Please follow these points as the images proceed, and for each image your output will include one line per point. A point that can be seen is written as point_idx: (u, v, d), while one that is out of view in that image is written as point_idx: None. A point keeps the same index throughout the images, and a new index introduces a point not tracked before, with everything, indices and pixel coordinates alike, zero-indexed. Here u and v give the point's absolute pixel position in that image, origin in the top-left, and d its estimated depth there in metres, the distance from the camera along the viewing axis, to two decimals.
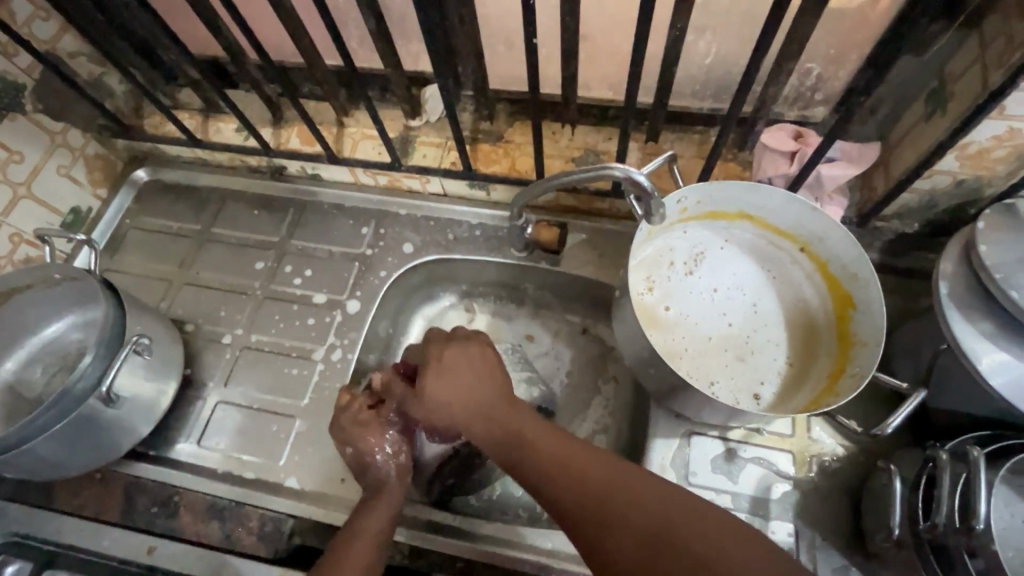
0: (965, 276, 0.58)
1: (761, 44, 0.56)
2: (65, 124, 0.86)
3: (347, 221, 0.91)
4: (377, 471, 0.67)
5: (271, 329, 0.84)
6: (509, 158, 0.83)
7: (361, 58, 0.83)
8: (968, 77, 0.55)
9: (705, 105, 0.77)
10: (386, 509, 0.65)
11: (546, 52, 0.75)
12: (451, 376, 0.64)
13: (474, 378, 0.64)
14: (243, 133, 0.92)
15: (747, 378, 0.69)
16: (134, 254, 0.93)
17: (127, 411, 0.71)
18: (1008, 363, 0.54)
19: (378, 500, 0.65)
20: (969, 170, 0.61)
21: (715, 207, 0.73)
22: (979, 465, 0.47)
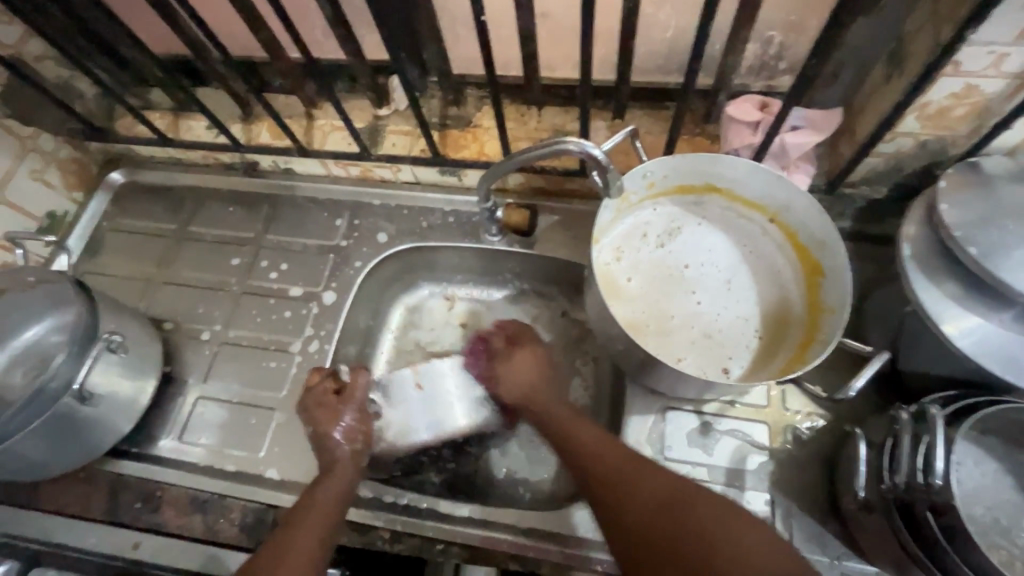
0: (928, 237, 0.57)
1: (712, 11, 0.55)
2: (35, 128, 0.86)
3: (321, 214, 0.91)
4: (332, 450, 0.69)
5: (249, 324, 0.84)
6: (478, 143, 0.83)
7: (325, 49, 0.82)
8: (923, 35, 0.55)
9: (670, 80, 0.76)
10: (336, 485, 0.66)
11: (508, 33, 0.74)
12: (519, 372, 0.74)
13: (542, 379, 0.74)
14: (213, 130, 0.92)
15: (719, 350, 0.70)
16: (112, 256, 0.93)
17: (105, 409, 0.72)
18: (971, 322, 0.54)
19: (331, 473, 0.67)
20: (931, 131, 0.60)
21: (683, 181, 0.72)
22: (939, 425, 0.48)
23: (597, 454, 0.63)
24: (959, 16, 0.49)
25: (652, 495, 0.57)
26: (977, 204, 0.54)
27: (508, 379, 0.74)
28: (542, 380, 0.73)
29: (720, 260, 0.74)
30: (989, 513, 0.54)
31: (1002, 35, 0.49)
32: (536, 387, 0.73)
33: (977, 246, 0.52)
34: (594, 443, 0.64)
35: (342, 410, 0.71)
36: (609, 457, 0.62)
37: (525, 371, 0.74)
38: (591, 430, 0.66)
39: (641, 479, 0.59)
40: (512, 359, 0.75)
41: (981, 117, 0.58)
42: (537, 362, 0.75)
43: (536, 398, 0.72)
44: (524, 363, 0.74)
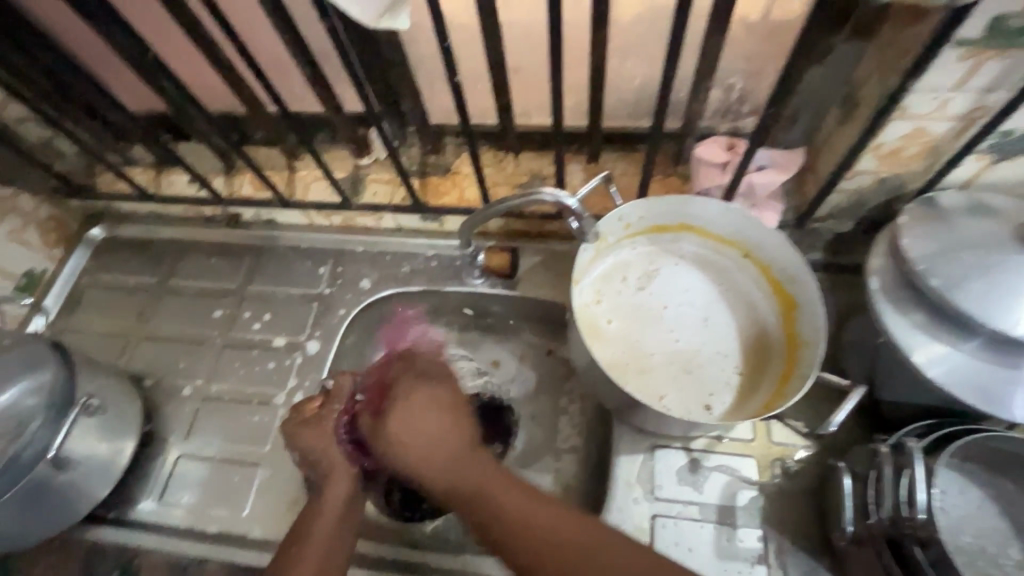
0: (893, 270, 0.60)
1: (674, 66, 0.58)
2: (14, 190, 0.87)
3: (304, 263, 0.91)
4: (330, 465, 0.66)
5: (231, 377, 0.83)
6: (457, 189, 0.85)
7: (306, 104, 0.84)
8: (872, 82, 0.58)
9: (640, 124, 0.79)
10: (333, 509, 0.63)
11: (483, 85, 0.77)
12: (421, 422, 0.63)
13: (447, 428, 0.63)
14: (195, 184, 0.93)
15: (702, 386, 0.70)
16: (91, 313, 0.92)
17: (82, 473, 0.70)
18: (940, 353, 0.56)
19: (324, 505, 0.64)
20: (888, 169, 0.63)
21: (658, 221, 0.75)
22: (916, 457, 0.49)
23: (494, 491, 0.57)
24: (902, 67, 0.53)
25: (554, 524, 0.54)
26: (936, 238, 0.57)
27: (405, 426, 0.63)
28: (453, 432, 0.62)
29: (698, 296, 0.76)
30: (975, 541, 0.54)
31: (943, 83, 0.53)
32: (429, 439, 0.61)
33: (938, 277, 0.54)
34: (478, 474, 0.59)
35: (331, 417, 0.68)
36: (517, 500, 0.56)
37: (415, 411, 0.64)
38: (486, 464, 0.60)
39: (537, 526, 0.54)
40: (415, 393, 0.66)
41: (933, 155, 0.61)
42: (419, 404, 0.64)
43: (439, 455, 0.60)
44: (419, 403, 0.64)
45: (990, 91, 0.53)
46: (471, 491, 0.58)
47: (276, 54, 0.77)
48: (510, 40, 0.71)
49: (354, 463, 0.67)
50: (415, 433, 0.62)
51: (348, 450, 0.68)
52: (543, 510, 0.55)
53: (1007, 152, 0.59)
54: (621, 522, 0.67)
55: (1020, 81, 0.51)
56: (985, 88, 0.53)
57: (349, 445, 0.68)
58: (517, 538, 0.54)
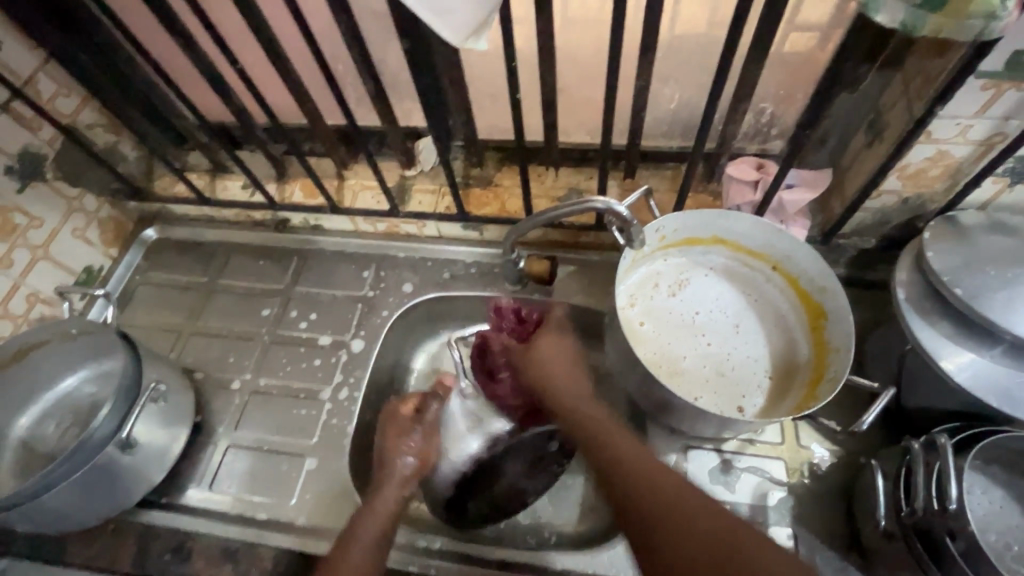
0: (918, 282, 0.64)
1: (716, 89, 0.64)
2: (81, 189, 0.92)
3: (349, 266, 0.96)
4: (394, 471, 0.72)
5: (279, 372, 0.87)
6: (499, 200, 0.90)
7: (360, 117, 0.90)
8: (898, 109, 0.64)
9: (675, 144, 0.84)
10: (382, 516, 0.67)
11: (529, 104, 0.82)
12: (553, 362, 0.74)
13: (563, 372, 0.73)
14: (248, 190, 0.98)
15: (734, 389, 0.74)
16: (144, 309, 0.97)
17: (142, 458, 0.73)
18: (966, 359, 0.60)
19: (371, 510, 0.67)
20: (912, 189, 0.68)
21: (691, 234, 0.79)
22: (948, 451, 0.52)
23: (638, 453, 0.60)
24: (928, 95, 0.58)
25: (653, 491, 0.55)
26: (958, 252, 0.61)
27: (535, 366, 0.75)
28: (575, 388, 0.72)
29: (729, 306, 0.80)
30: (1001, 539, 0.57)
31: (966, 109, 0.58)
32: (557, 375, 0.73)
33: (962, 287, 0.59)
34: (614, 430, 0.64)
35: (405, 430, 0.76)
36: (645, 461, 0.59)
37: (560, 353, 0.75)
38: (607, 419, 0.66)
39: (659, 482, 0.56)
40: (531, 350, 0.77)
41: (953, 177, 0.66)
42: (563, 351, 0.75)
43: (553, 386, 0.72)
44: (560, 351, 0.75)
45: (1008, 118, 0.58)
46: (611, 448, 0.61)
47: (339, 70, 0.83)
48: (559, 63, 0.76)
49: (405, 466, 0.73)
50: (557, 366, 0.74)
51: (406, 466, 0.73)
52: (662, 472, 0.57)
53: (1023, 175, 0.63)
54: None
55: None
56: (1004, 115, 0.58)
57: (411, 458, 0.74)
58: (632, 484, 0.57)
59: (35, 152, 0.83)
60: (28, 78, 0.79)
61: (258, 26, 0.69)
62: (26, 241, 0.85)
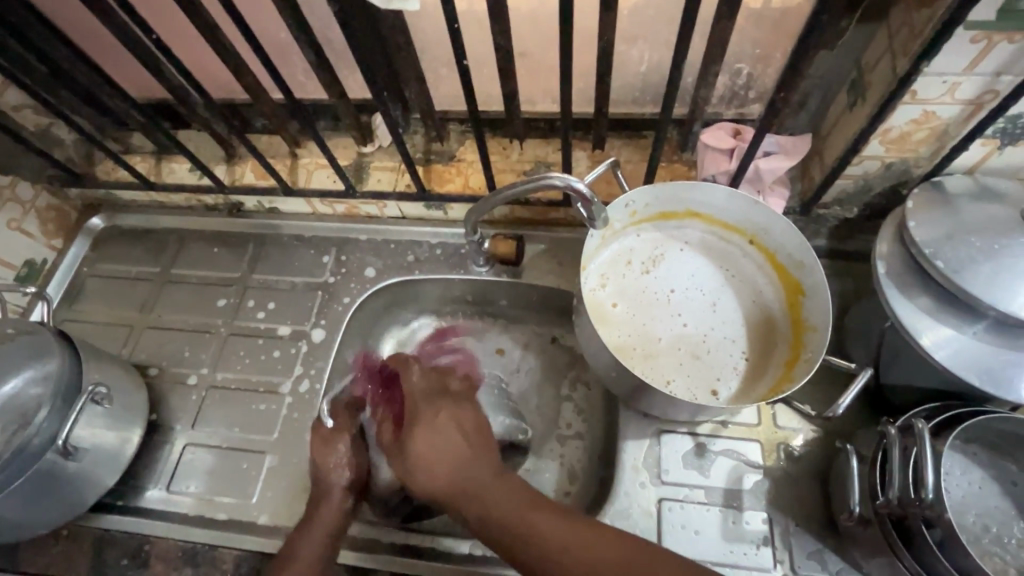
0: (899, 254, 0.60)
1: (683, 49, 0.58)
2: (13, 177, 0.86)
3: (308, 252, 0.91)
4: (329, 483, 0.69)
5: (237, 365, 0.83)
6: (462, 176, 0.84)
7: (309, 90, 0.83)
8: (881, 66, 0.58)
9: (647, 110, 0.79)
10: (323, 526, 0.66)
11: (488, 72, 0.76)
12: (433, 441, 0.60)
13: (464, 451, 0.60)
14: (196, 172, 0.92)
15: (708, 371, 0.71)
16: (94, 302, 0.92)
17: (90, 462, 0.70)
18: (947, 336, 0.56)
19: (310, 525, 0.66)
20: (895, 153, 0.64)
21: (663, 208, 0.75)
22: (924, 438, 0.49)
23: (505, 504, 0.56)
24: (912, 50, 0.53)
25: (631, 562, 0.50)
26: (943, 222, 0.57)
27: (422, 462, 0.60)
28: (480, 466, 0.59)
29: (704, 283, 0.76)
30: (979, 521, 0.55)
31: (953, 66, 0.52)
32: (454, 464, 0.59)
33: (943, 259, 0.55)
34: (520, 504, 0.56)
35: (334, 440, 0.72)
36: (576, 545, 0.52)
37: (446, 439, 0.60)
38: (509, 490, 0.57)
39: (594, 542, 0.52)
40: (434, 426, 0.62)
41: (940, 140, 0.61)
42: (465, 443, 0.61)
43: (463, 485, 0.58)
44: (446, 430, 0.61)
45: (1000, 74, 0.53)
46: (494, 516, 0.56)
47: (280, 38, 0.76)
48: (515, 24, 0.70)
49: (340, 498, 0.68)
50: (439, 451, 0.60)
51: (341, 501, 0.68)
52: (550, 516, 0.54)
53: (1014, 136, 0.59)
54: (628, 506, 0.67)
55: None
56: (995, 71, 0.53)
57: (345, 471, 0.70)
58: (549, 558, 0.52)
59: None
60: None
61: None
62: None
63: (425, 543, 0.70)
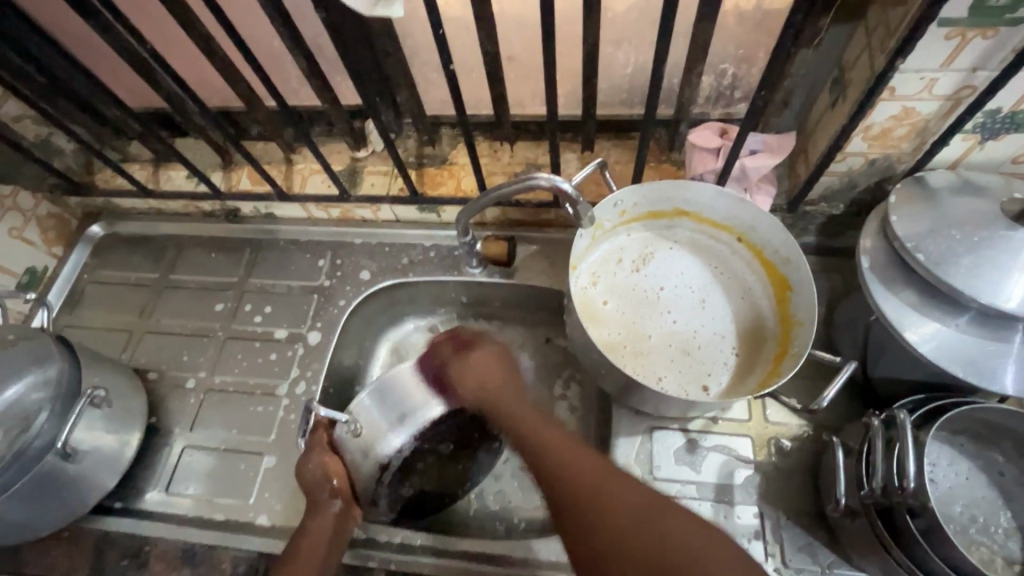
0: (882, 249, 0.61)
1: (664, 50, 0.59)
2: (14, 187, 0.87)
3: (304, 256, 0.92)
4: (320, 490, 0.67)
5: (234, 369, 0.84)
6: (454, 179, 0.85)
7: (302, 96, 0.85)
8: (860, 64, 0.59)
9: (634, 111, 0.80)
10: (322, 530, 0.65)
11: (478, 76, 0.77)
12: (478, 365, 0.74)
13: (501, 376, 0.73)
14: (193, 179, 0.93)
15: (698, 367, 0.72)
16: (94, 308, 0.93)
17: (89, 464, 0.71)
18: (930, 328, 0.57)
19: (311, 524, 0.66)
20: (878, 150, 0.64)
21: (652, 207, 0.76)
22: (906, 428, 0.50)
23: (540, 428, 0.64)
24: (889, 47, 0.54)
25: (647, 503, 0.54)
26: (924, 216, 0.58)
27: (466, 378, 0.73)
28: (513, 394, 0.70)
29: (694, 281, 0.77)
30: (967, 511, 0.56)
31: (930, 63, 0.53)
32: (494, 381, 0.72)
33: (924, 252, 0.56)
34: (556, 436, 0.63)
35: (317, 454, 0.69)
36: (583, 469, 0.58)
37: (483, 369, 0.73)
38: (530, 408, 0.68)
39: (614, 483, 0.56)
40: (472, 359, 0.74)
41: (922, 136, 0.62)
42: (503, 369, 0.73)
43: (496, 399, 0.71)
44: (488, 357, 0.74)
45: (976, 70, 0.54)
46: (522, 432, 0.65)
47: (273, 46, 0.77)
48: (503, 29, 0.71)
49: (330, 507, 0.67)
50: (479, 373, 0.73)
51: (335, 509, 0.67)
52: (578, 453, 0.60)
53: (994, 131, 0.60)
54: None
55: (1005, 59, 0.52)
56: (971, 67, 0.53)
57: (335, 479, 0.68)
58: (562, 465, 0.59)
59: None
60: None
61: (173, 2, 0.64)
62: None
63: (421, 542, 0.71)
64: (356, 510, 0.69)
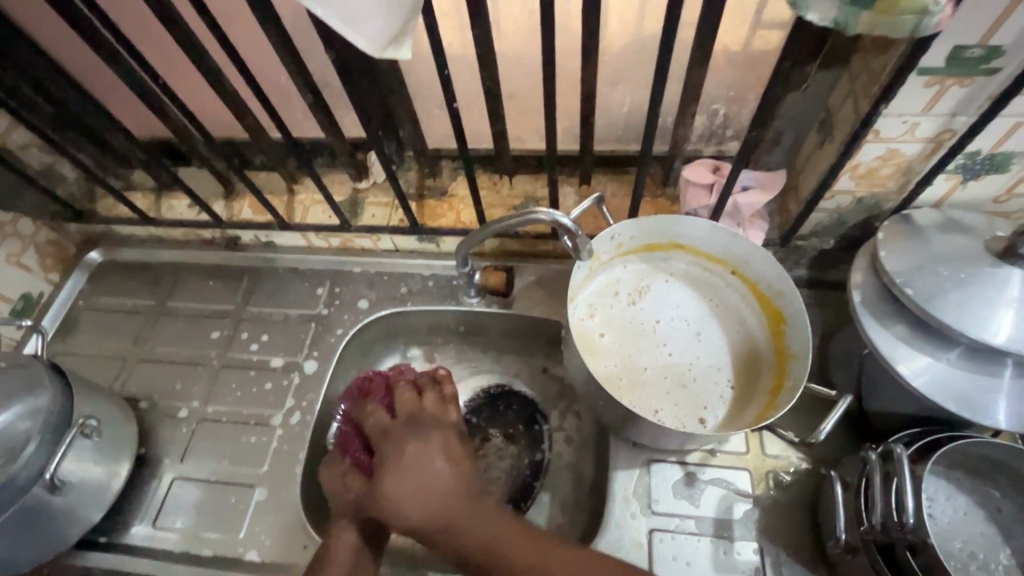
0: (872, 283, 0.62)
1: (659, 92, 0.62)
2: (15, 214, 0.88)
3: (302, 284, 0.92)
4: (340, 505, 0.67)
5: (228, 398, 0.83)
6: (453, 211, 0.87)
7: (307, 129, 0.87)
8: (846, 107, 0.62)
9: (630, 148, 0.83)
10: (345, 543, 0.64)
11: (479, 112, 0.80)
12: (405, 467, 0.59)
13: (447, 485, 0.58)
14: (195, 208, 0.94)
15: (695, 399, 0.72)
16: (88, 335, 0.93)
17: (75, 497, 0.70)
18: (921, 362, 0.58)
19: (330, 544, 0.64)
20: (865, 188, 0.67)
21: (647, 240, 0.77)
22: (903, 463, 0.50)
23: (478, 525, 0.56)
24: (871, 93, 0.56)
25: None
26: (911, 252, 0.60)
27: (403, 496, 0.58)
28: (450, 483, 0.58)
29: (690, 313, 0.78)
30: (967, 547, 0.56)
31: (911, 108, 0.56)
32: (426, 486, 0.58)
33: (913, 287, 0.57)
34: (506, 529, 0.56)
35: (337, 464, 0.70)
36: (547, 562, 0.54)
37: (418, 451, 0.61)
38: (477, 506, 0.57)
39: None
40: (404, 452, 0.61)
41: (906, 175, 0.64)
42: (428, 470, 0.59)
43: (438, 515, 0.57)
44: (422, 451, 0.61)
45: (955, 115, 0.56)
46: (465, 544, 0.56)
47: (280, 81, 0.80)
48: (504, 69, 0.74)
49: (354, 530, 0.65)
50: (412, 482, 0.58)
51: (358, 532, 0.65)
52: (519, 545, 0.55)
53: (975, 172, 0.62)
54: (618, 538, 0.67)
55: (981, 105, 0.55)
56: (950, 112, 0.56)
57: (353, 493, 0.66)
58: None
59: None
60: None
61: (187, 39, 0.66)
62: None
63: None
64: (378, 524, 0.66)
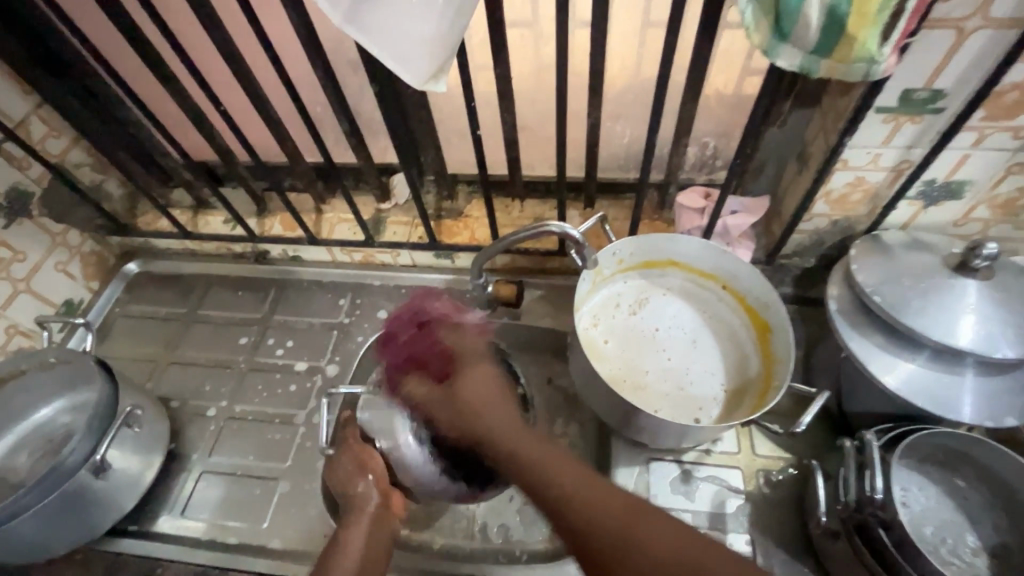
0: (846, 293, 0.70)
1: (656, 124, 0.71)
2: (66, 225, 0.95)
3: (326, 295, 1.00)
4: (357, 493, 0.68)
5: (254, 398, 0.89)
6: (469, 230, 0.95)
7: (339, 154, 0.96)
8: (818, 141, 0.71)
9: (630, 175, 0.92)
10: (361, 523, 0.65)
11: (496, 142, 0.90)
12: (484, 384, 0.68)
13: (499, 399, 0.67)
14: (230, 224, 1.02)
15: (691, 401, 0.78)
16: (123, 339, 0.99)
17: (114, 483, 0.74)
18: (891, 363, 0.65)
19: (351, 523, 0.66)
20: (839, 212, 0.75)
21: (646, 257, 0.85)
22: (873, 447, 0.56)
23: (532, 450, 0.59)
24: (838, 128, 0.66)
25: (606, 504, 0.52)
26: (879, 265, 0.68)
27: (467, 401, 0.67)
28: (503, 412, 0.65)
29: (685, 324, 0.85)
30: (938, 532, 0.61)
31: (872, 141, 0.65)
32: (483, 411, 0.65)
33: (880, 295, 0.65)
34: (541, 446, 0.60)
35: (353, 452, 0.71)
36: (568, 476, 0.55)
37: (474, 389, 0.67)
38: (520, 433, 0.62)
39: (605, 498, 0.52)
40: (471, 379, 0.68)
41: (874, 201, 0.73)
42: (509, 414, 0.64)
43: (484, 428, 0.64)
44: (484, 377, 0.69)
45: (911, 148, 0.65)
46: (513, 457, 0.60)
47: (318, 111, 0.89)
48: (519, 106, 0.84)
49: (369, 503, 0.68)
50: (485, 397, 0.66)
51: (372, 502, 0.68)
52: (566, 464, 0.56)
53: (933, 198, 0.71)
54: None
55: (932, 139, 0.64)
56: (907, 145, 0.65)
57: (371, 478, 0.69)
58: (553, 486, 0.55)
59: (23, 190, 0.88)
60: (19, 120, 0.84)
61: (243, 72, 0.75)
62: (8, 275, 0.88)
63: None
64: (397, 501, 0.71)
